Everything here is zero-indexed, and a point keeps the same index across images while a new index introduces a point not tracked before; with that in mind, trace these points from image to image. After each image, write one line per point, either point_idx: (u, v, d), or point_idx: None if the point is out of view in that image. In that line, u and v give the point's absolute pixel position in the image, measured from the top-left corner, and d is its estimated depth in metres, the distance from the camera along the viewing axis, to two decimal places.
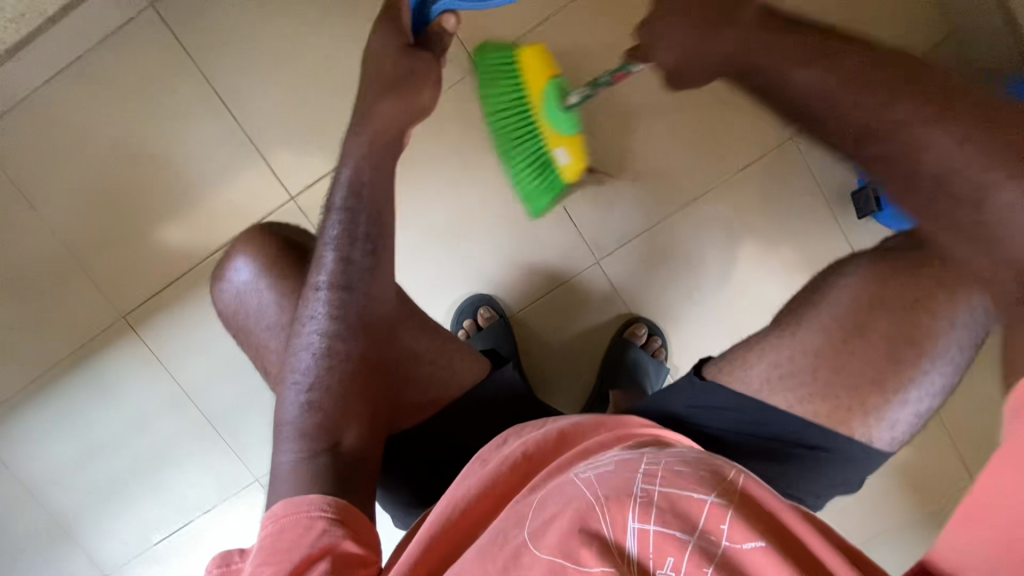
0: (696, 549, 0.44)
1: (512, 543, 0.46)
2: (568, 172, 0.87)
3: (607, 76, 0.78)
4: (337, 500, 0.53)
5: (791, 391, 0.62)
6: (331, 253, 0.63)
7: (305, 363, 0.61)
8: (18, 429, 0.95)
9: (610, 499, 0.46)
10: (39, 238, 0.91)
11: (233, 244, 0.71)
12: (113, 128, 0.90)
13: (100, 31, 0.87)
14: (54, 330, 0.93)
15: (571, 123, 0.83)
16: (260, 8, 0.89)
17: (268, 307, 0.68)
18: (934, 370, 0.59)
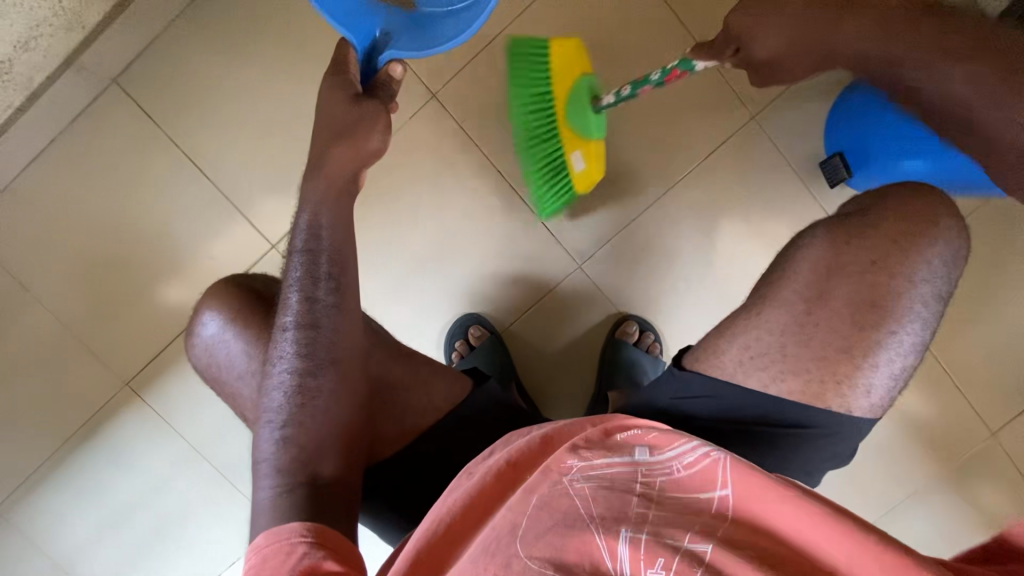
0: (686, 553, 0.47)
1: (503, 552, 0.47)
2: (582, 180, 0.88)
3: (659, 74, 0.73)
4: (318, 526, 0.54)
5: (765, 372, 0.65)
6: (295, 293, 0.64)
7: (277, 401, 0.62)
8: (38, 506, 0.97)
9: (605, 515, 0.50)
10: (37, 319, 0.93)
11: (199, 300, 0.73)
12: (92, 204, 0.92)
13: (68, 113, 0.89)
14: (64, 406, 0.95)
15: (598, 125, 0.85)
16: (219, 69, 0.92)
17: (238, 355, 0.70)
18: (903, 330, 0.62)
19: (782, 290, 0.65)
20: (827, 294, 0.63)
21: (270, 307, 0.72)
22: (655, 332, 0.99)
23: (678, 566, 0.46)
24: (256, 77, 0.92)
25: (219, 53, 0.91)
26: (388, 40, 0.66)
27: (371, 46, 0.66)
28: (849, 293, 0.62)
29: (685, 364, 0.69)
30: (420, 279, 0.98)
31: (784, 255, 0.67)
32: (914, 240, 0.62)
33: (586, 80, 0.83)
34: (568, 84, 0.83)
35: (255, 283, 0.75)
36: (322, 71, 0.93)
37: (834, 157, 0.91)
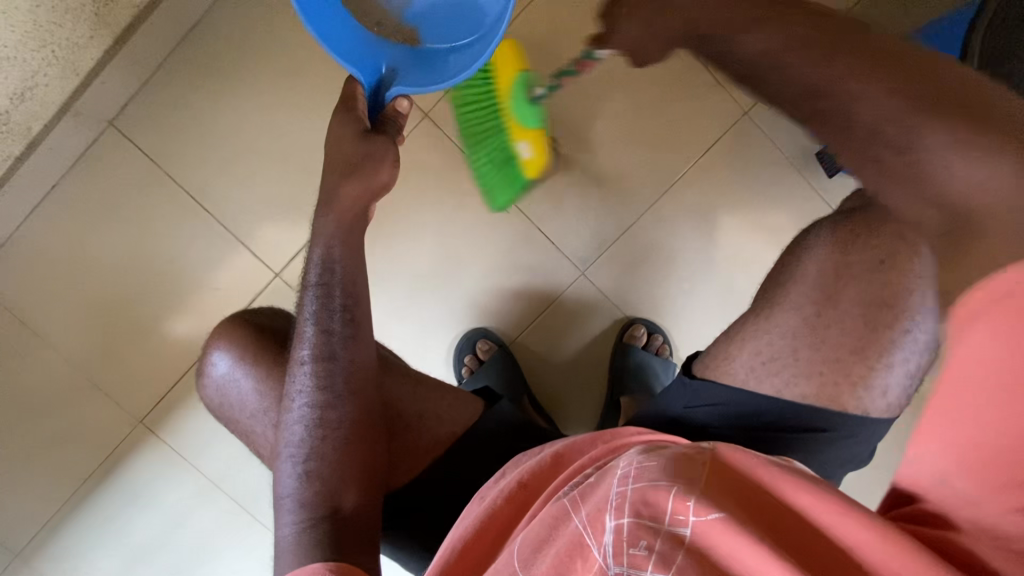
0: (668, 536, 0.42)
1: (507, 573, 0.46)
2: (532, 165, 0.90)
3: (575, 65, 0.80)
4: (341, 564, 0.52)
5: (777, 377, 0.64)
6: (310, 327, 0.65)
7: (298, 435, 0.62)
8: (61, 549, 0.97)
9: (590, 513, 0.46)
10: (49, 363, 0.94)
11: (206, 339, 0.73)
12: (96, 245, 0.93)
13: (67, 158, 0.90)
14: (82, 447, 0.96)
15: (537, 117, 0.85)
16: (213, 104, 0.93)
17: (251, 394, 0.70)
18: (916, 327, 0.58)
19: (788, 293, 0.64)
20: (836, 295, 0.61)
21: (281, 343, 0.72)
22: (664, 334, 0.99)
23: (661, 548, 0.42)
24: (250, 109, 0.93)
25: (211, 89, 0.92)
26: (396, 80, 0.67)
27: (378, 83, 0.67)
28: (860, 295, 0.60)
29: (695, 372, 0.70)
30: (425, 297, 0.98)
31: (789, 257, 0.67)
32: None
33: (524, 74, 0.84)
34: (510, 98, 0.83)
35: (262, 318, 0.75)
36: (315, 99, 0.94)
37: (830, 147, 0.92)
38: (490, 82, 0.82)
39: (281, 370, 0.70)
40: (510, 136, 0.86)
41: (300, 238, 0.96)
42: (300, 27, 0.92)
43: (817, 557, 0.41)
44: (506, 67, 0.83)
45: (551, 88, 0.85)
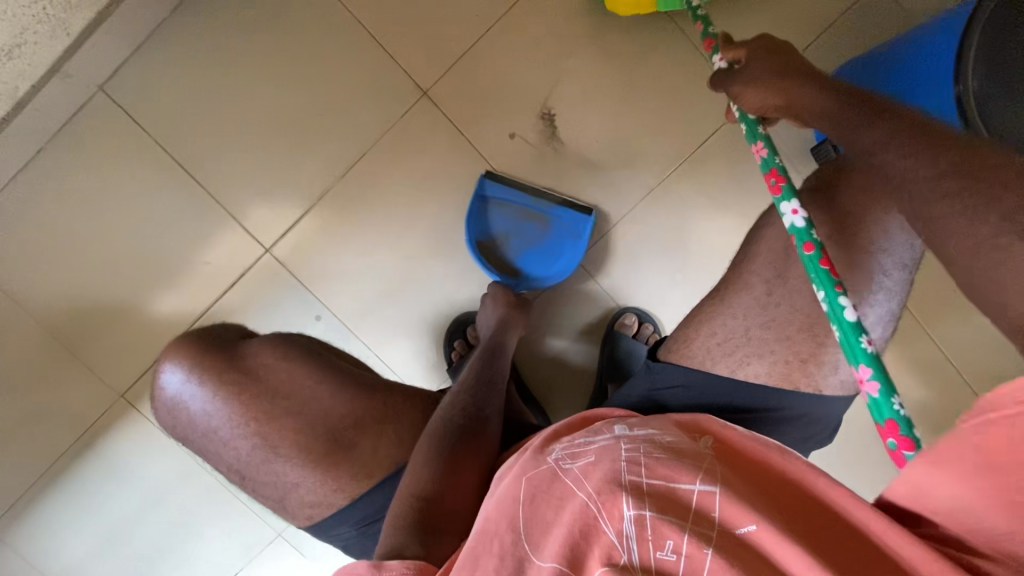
0: (695, 533, 0.49)
1: (514, 556, 0.50)
2: None
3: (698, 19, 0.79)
4: (420, 562, 0.54)
5: (732, 357, 0.66)
6: (478, 355, 0.84)
7: (446, 439, 0.71)
8: (35, 525, 0.95)
9: (602, 497, 0.52)
10: (28, 332, 0.92)
11: (160, 355, 0.75)
12: (81, 212, 0.91)
13: (54, 122, 0.88)
14: (60, 420, 0.93)
15: None
16: (207, 72, 0.91)
17: (202, 411, 0.73)
18: (870, 304, 0.63)
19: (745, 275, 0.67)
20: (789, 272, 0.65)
21: (231, 351, 0.75)
22: (654, 323, 0.99)
23: (688, 548, 0.48)
24: (244, 81, 0.92)
25: (206, 58, 0.91)
26: (517, 268, 0.96)
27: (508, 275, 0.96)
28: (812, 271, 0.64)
29: (658, 356, 0.70)
30: (415, 279, 0.97)
31: (751, 237, 0.70)
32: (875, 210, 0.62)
33: None
34: None
35: (220, 330, 0.78)
36: (313, 71, 0.93)
37: (824, 143, 0.92)
38: None
39: (236, 384, 0.73)
40: None
41: (292, 214, 0.95)
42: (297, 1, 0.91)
43: (854, 548, 0.47)
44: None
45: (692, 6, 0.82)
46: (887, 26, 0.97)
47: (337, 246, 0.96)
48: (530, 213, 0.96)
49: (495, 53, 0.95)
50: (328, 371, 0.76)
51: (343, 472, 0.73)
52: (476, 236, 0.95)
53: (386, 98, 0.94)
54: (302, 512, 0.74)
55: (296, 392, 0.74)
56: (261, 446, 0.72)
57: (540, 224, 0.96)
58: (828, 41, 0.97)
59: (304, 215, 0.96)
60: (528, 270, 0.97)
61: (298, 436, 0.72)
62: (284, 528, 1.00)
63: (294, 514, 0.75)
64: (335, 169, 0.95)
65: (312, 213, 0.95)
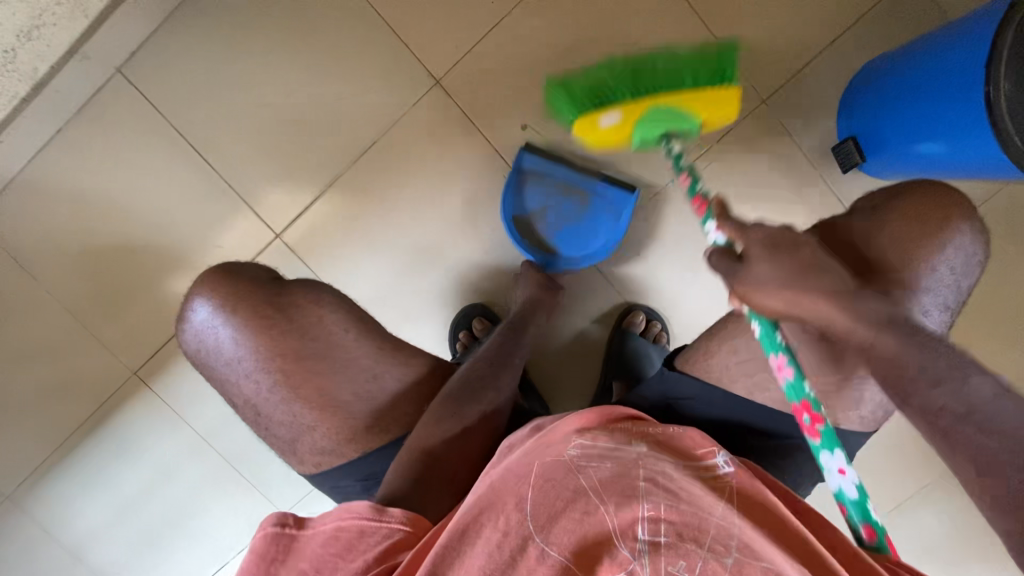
0: (710, 556, 0.47)
1: (517, 534, 0.50)
2: (609, 135, 0.81)
3: (695, 184, 0.74)
4: (414, 513, 0.58)
5: (750, 378, 0.67)
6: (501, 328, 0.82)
7: (456, 395, 0.71)
8: (51, 494, 0.98)
9: (619, 510, 0.50)
10: (46, 307, 0.94)
11: (190, 286, 0.72)
12: (98, 191, 0.93)
13: (73, 102, 0.89)
14: (76, 392, 0.96)
15: (644, 135, 0.81)
16: (221, 53, 0.91)
17: (229, 341, 0.70)
18: None
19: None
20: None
21: (267, 291, 0.72)
22: (662, 321, 0.98)
23: (700, 570, 0.47)
24: (260, 66, 0.92)
25: (221, 42, 0.91)
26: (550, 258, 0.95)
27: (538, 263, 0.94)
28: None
29: (675, 364, 0.71)
30: (423, 270, 0.97)
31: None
32: (919, 243, 0.62)
33: (690, 122, 0.78)
34: (679, 98, 0.75)
35: (253, 269, 0.74)
36: (328, 56, 0.93)
37: (847, 141, 0.88)
38: (687, 81, 0.75)
39: (264, 328, 0.70)
40: (622, 96, 0.77)
41: (301, 201, 0.96)
42: None
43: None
44: (714, 110, 0.77)
45: (676, 157, 0.78)
46: (920, 21, 0.93)
47: (345, 235, 0.96)
48: (568, 190, 0.94)
49: (510, 40, 0.94)
50: (357, 331, 0.73)
51: (335, 462, 0.73)
52: (512, 212, 0.93)
53: (398, 86, 0.94)
54: (310, 458, 0.74)
55: (322, 345, 0.72)
56: (283, 388, 0.70)
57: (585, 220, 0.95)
58: (856, 36, 0.94)
59: (311, 203, 0.96)
60: (561, 253, 0.95)
61: (298, 419, 0.71)
62: (288, 507, 1.02)
63: (301, 460, 0.74)
64: (347, 156, 0.95)
65: (322, 201, 0.96)
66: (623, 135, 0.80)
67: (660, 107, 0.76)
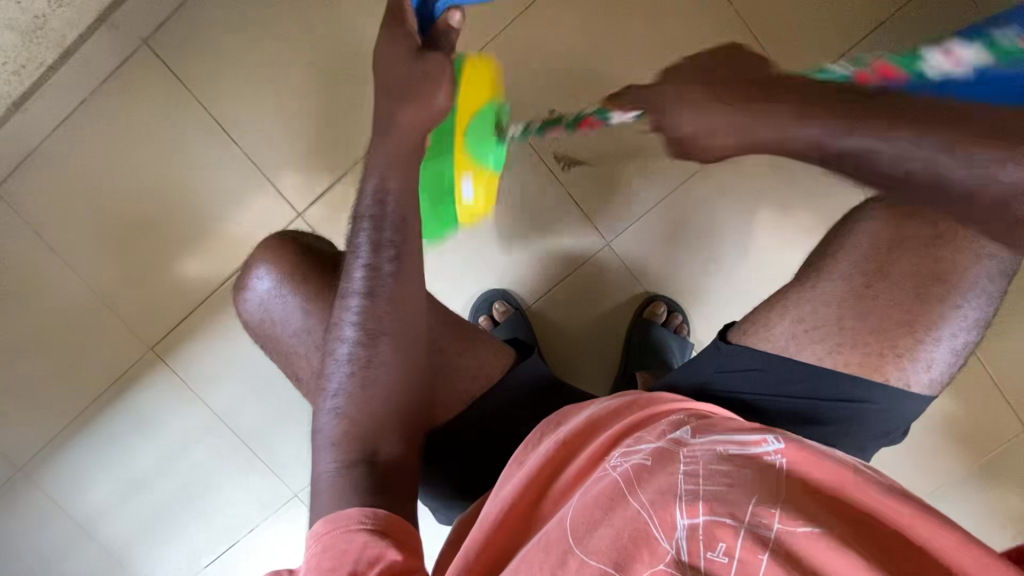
0: (750, 538, 0.42)
1: (557, 548, 0.46)
2: (480, 205, 0.88)
3: (575, 122, 0.83)
4: (375, 510, 0.54)
5: (819, 344, 0.64)
6: (361, 265, 0.63)
7: (339, 378, 0.62)
8: (67, 467, 0.98)
9: (655, 500, 0.46)
10: (65, 280, 0.93)
11: (252, 254, 0.72)
12: (121, 164, 0.92)
13: (98, 73, 0.89)
14: (92, 366, 0.96)
15: (496, 158, 0.83)
16: (249, 28, 0.90)
17: (297, 312, 0.69)
18: (968, 304, 0.59)
19: (837, 260, 0.63)
20: (887, 266, 0.60)
21: (333, 263, 0.71)
22: (683, 313, 0.98)
23: (742, 552, 0.41)
24: (288, 42, 0.91)
25: (249, 16, 0.90)
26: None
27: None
28: (911, 265, 0.59)
29: (730, 338, 0.69)
30: (458, 248, 0.96)
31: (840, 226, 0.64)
32: None
33: (494, 107, 0.82)
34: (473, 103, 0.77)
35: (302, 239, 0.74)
36: (357, 34, 0.92)
37: None
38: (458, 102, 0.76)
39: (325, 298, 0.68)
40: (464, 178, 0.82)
41: (325, 179, 0.95)
42: None
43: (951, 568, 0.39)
44: (489, 86, 0.81)
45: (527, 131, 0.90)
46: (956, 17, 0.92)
47: None
48: None
49: (541, 24, 0.93)
50: None
51: None
52: None
53: None
54: None
55: None
56: None
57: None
58: (891, 30, 0.93)
59: (335, 182, 0.95)
60: None
61: None
62: (302, 488, 1.02)
63: None
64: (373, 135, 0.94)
65: (347, 179, 0.95)
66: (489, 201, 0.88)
67: (477, 120, 0.78)
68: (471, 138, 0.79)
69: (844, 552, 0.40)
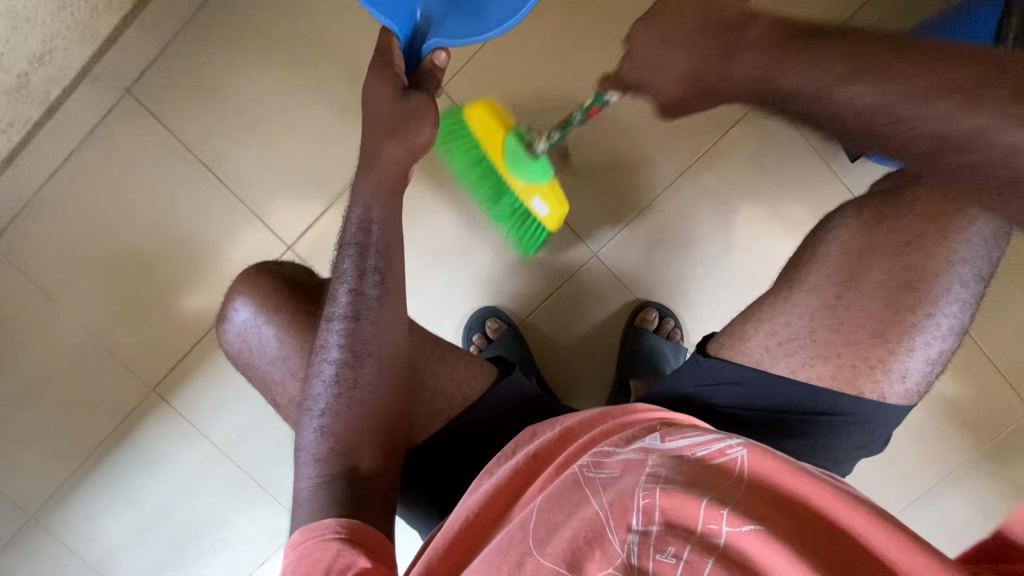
0: (698, 543, 0.42)
1: (516, 549, 0.46)
2: (550, 222, 0.85)
3: (579, 114, 0.77)
4: (350, 521, 0.56)
5: (793, 358, 0.65)
6: (344, 287, 0.66)
7: (321, 395, 0.64)
8: (75, 511, 0.99)
9: (613, 506, 0.46)
10: (64, 327, 0.95)
11: (230, 286, 0.73)
12: (111, 209, 0.94)
13: (85, 124, 0.91)
14: (96, 408, 0.97)
15: (542, 170, 0.82)
16: (228, 70, 0.92)
17: (274, 340, 0.70)
18: (939, 313, 0.61)
19: (810, 272, 0.66)
20: (858, 277, 0.63)
21: (308, 290, 0.72)
22: (675, 318, 0.98)
23: (689, 555, 0.42)
24: (266, 79, 0.93)
25: (227, 58, 0.92)
26: (430, 27, 0.68)
27: (413, 34, 0.68)
28: (881, 275, 0.62)
29: (709, 351, 0.70)
30: (442, 271, 0.97)
31: (812, 240, 0.68)
32: (950, 218, 0.61)
33: (518, 137, 0.81)
34: (497, 152, 0.81)
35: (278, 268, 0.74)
36: (335, 68, 0.94)
37: None
38: (478, 147, 0.83)
39: (301, 327, 0.70)
40: (521, 197, 0.84)
41: (312, 211, 0.97)
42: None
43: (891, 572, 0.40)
44: (495, 138, 0.81)
45: (559, 137, 0.82)
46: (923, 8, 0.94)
47: None
48: None
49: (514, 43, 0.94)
50: None
51: None
52: None
53: None
54: None
55: None
56: None
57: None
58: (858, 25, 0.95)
59: (322, 214, 0.97)
60: (446, 24, 0.68)
61: None
62: None
63: None
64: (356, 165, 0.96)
65: (332, 209, 0.97)
66: (558, 196, 0.83)
67: (520, 174, 0.81)
68: (508, 157, 0.81)
69: (785, 553, 0.41)
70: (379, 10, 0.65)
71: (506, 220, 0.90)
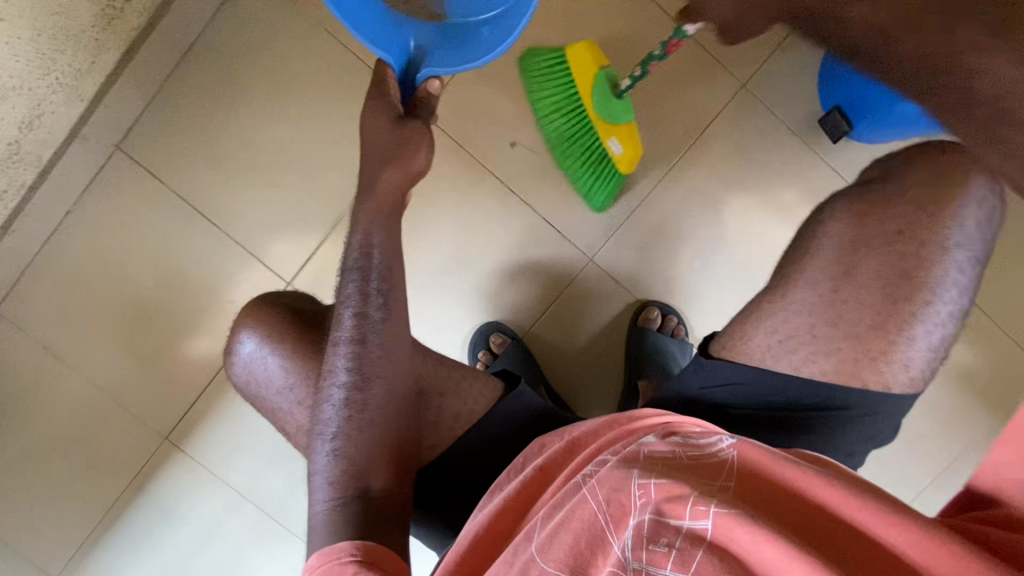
0: (688, 529, 0.44)
1: (521, 557, 0.47)
2: (625, 163, 0.90)
3: (659, 49, 0.80)
4: (365, 543, 0.56)
5: (795, 355, 0.66)
6: (348, 312, 0.67)
7: (331, 420, 0.65)
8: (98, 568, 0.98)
9: (610, 505, 0.47)
10: (73, 386, 0.96)
11: (234, 321, 0.73)
12: (110, 264, 0.95)
13: (79, 184, 0.92)
14: (112, 463, 0.97)
15: (624, 112, 0.88)
16: (213, 118, 0.94)
17: (279, 370, 0.70)
18: (938, 298, 0.61)
19: (811, 274, 0.65)
20: (854, 269, 0.64)
21: (310, 319, 0.73)
22: (678, 315, 0.98)
23: (681, 542, 0.44)
24: (251, 122, 0.95)
25: (210, 106, 0.94)
26: (425, 58, 0.69)
27: (408, 64, 0.69)
28: (877, 266, 0.63)
29: (712, 352, 0.70)
30: (441, 292, 0.97)
31: (806, 233, 0.68)
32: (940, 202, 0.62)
33: (609, 71, 0.88)
34: (585, 89, 0.88)
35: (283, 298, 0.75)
36: (317, 104, 0.96)
37: (833, 112, 0.91)
38: (572, 86, 0.90)
39: (307, 357, 0.70)
40: (599, 136, 0.90)
41: (308, 247, 0.98)
42: (294, 40, 0.94)
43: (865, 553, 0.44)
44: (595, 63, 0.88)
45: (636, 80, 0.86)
46: None
47: None
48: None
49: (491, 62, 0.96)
50: None
51: None
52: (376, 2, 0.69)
53: None
54: None
55: None
56: None
57: (486, 27, 0.71)
58: None
59: (318, 248, 0.98)
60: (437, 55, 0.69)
61: None
62: None
63: None
64: (347, 198, 0.97)
65: (328, 242, 0.98)
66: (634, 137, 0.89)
67: (596, 107, 0.88)
68: (596, 98, 0.88)
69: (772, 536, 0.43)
70: (373, 42, 0.66)
71: (582, 168, 0.94)
